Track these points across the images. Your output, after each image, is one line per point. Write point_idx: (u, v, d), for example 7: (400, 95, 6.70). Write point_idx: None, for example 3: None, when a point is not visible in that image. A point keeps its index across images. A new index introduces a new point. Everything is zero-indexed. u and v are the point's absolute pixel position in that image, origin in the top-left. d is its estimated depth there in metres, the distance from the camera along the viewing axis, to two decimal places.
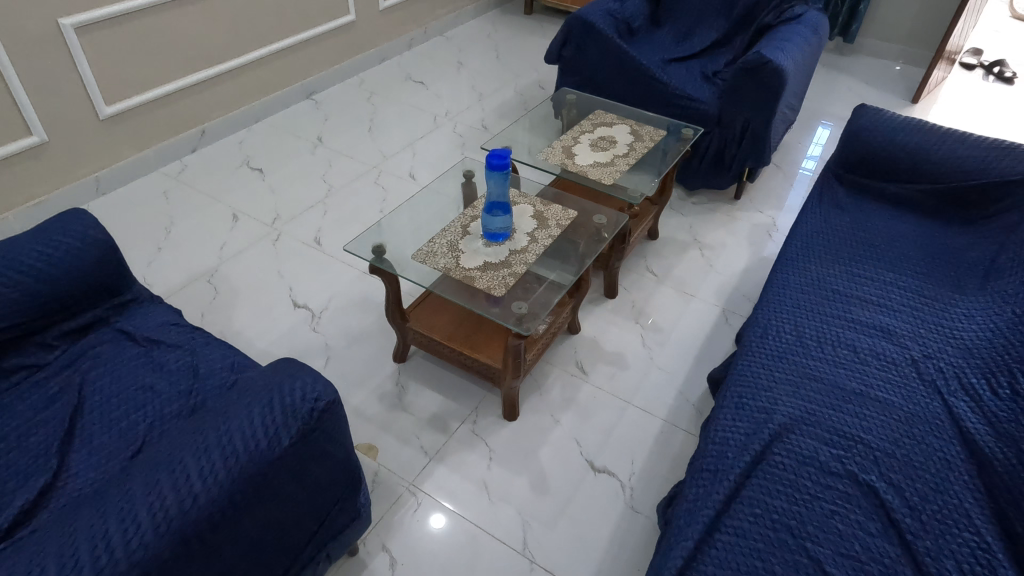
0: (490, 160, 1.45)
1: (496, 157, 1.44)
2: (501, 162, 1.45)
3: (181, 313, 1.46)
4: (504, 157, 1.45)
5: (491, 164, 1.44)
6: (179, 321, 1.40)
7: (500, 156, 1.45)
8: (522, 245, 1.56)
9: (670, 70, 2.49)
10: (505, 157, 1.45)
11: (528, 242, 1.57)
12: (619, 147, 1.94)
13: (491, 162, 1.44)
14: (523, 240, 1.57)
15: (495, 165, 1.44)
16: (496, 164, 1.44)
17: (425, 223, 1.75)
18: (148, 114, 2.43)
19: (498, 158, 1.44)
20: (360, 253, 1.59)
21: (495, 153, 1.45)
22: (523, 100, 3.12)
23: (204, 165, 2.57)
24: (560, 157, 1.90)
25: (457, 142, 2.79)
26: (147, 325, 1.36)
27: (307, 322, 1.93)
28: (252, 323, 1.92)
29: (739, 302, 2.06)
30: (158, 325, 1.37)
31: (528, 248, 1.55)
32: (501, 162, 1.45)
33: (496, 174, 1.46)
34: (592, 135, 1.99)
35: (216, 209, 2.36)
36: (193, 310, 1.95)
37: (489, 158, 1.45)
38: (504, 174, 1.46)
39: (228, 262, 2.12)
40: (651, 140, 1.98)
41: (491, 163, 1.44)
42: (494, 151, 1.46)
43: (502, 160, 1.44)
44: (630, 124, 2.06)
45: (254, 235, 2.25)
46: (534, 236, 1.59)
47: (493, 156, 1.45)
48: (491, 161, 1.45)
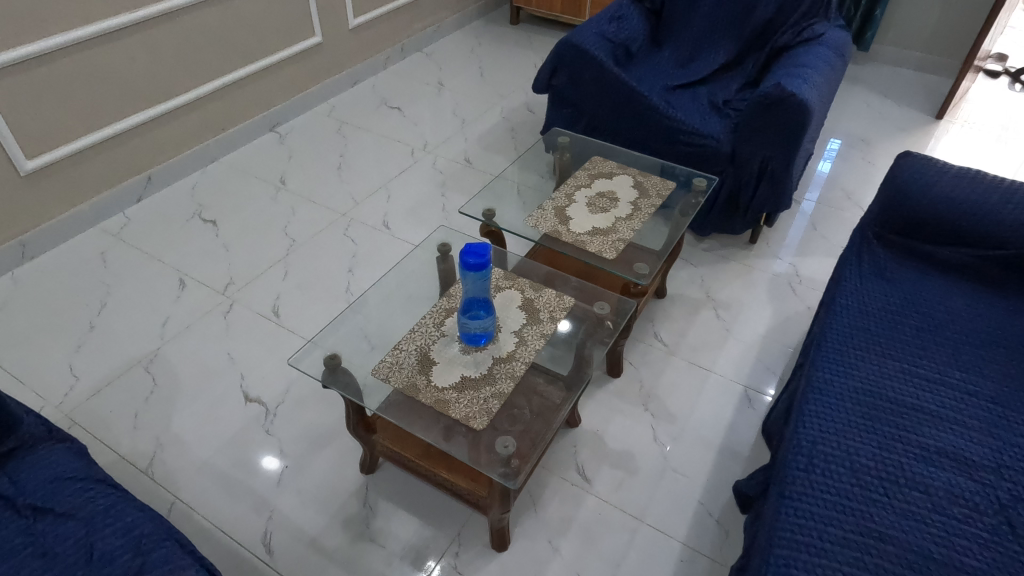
0: (463, 258, 1.16)
1: (471, 255, 1.15)
2: (479, 260, 1.16)
3: (87, 454, 1.18)
4: (481, 253, 1.16)
5: (466, 264, 1.15)
6: (78, 473, 1.11)
7: (476, 253, 1.15)
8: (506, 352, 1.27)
9: (675, 100, 2.19)
10: (484, 252, 1.16)
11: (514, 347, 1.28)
12: (621, 207, 1.65)
13: (466, 262, 1.15)
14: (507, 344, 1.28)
15: (473, 265, 1.15)
16: (473, 263, 1.15)
17: (392, 313, 1.47)
18: (80, 165, 2.13)
19: (474, 255, 1.15)
20: (310, 368, 1.29)
21: (469, 250, 1.16)
22: (510, 127, 2.82)
23: (150, 217, 2.27)
24: (552, 222, 1.60)
25: (436, 180, 2.50)
26: (34, 484, 1.07)
27: (260, 421, 1.64)
28: (195, 425, 1.63)
29: (763, 378, 1.78)
30: (49, 484, 1.08)
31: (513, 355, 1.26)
32: (479, 260, 1.16)
33: (474, 275, 1.17)
34: (589, 190, 1.70)
35: (161, 273, 2.06)
36: (126, 409, 1.66)
37: (462, 257, 1.16)
38: (484, 272, 1.17)
39: (171, 343, 1.83)
40: (658, 196, 1.70)
41: (466, 262, 1.15)
42: (468, 246, 1.16)
43: (481, 258, 1.15)
44: (632, 174, 1.77)
45: (202, 306, 1.95)
46: (520, 338, 1.30)
47: (468, 254, 1.15)
48: (465, 259, 1.15)
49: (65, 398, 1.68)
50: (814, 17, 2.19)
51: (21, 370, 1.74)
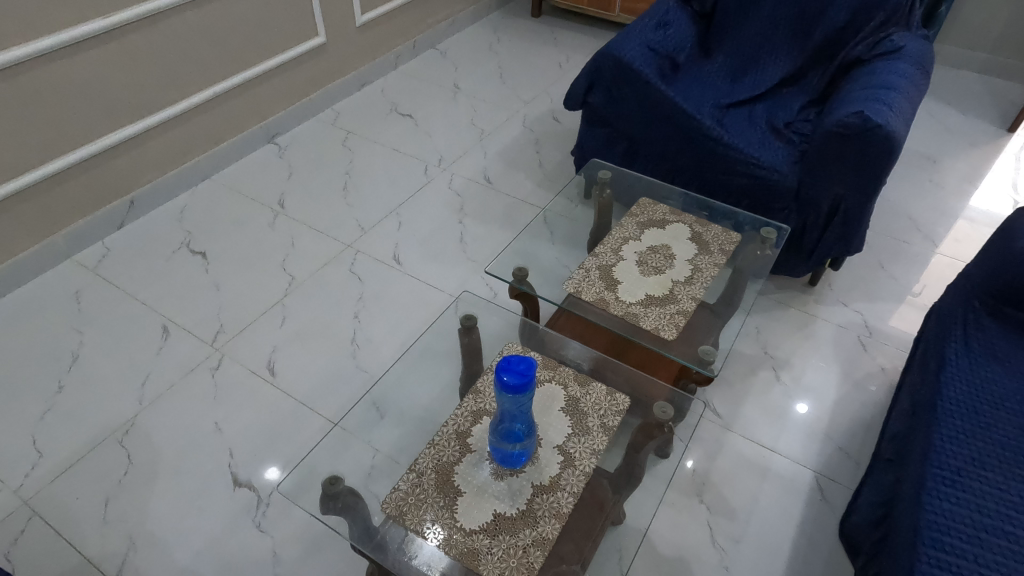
0: (498, 372, 0.89)
1: (510, 372, 0.89)
2: (518, 381, 0.88)
3: None
4: (523, 371, 0.88)
5: (500, 382, 0.89)
6: None
7: (516, 371, 0.88)
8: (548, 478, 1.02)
9: (729, 121, 1.90)
10: (526, 372, 0.88)
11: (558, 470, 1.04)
12: (677, 267, 1.38)
13: (500, 379, 0.89)
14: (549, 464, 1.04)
15: (508, 386, 0.88)
16: (508, 384, 0.88)
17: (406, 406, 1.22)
18: (50, 191, 1.87)
19: (512, 372, 0.88)
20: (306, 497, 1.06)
21: (509, 364, 0.89)
22: (533, 139, 2.54)
23: (131, 248, 2.02)
24: (597, 288, 1.33)
25: (453, 204, 2.23)
26: None
27: (250, 512, 1.41)
28: (175, 519, 1.39)
29: (836, 461, 1.53)
30: None
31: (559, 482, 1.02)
32: (519, 381, 0.88)
33: (509, 397, 0.90)
34: (639, 244, 1.43)
35: (142, 317, 1.82)
36: (95, 496, 1.42)
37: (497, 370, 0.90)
38: (523, 395, 0.90)
39: (150, 409, 1.59)
40: (722, 253, 1.43)
41: (500, 380, 0.89)
42: (508, 358, 0.90)
43: (520, 379, 0.88)
44: (689, 222, 1.50)
45: (187, 360, 1.71)
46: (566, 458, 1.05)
47: (505, 369, 0.89)
48: (500, 375, 0.89)
49: (25, 480, 1.45)
50: (892, 24, 1.89)
51: None
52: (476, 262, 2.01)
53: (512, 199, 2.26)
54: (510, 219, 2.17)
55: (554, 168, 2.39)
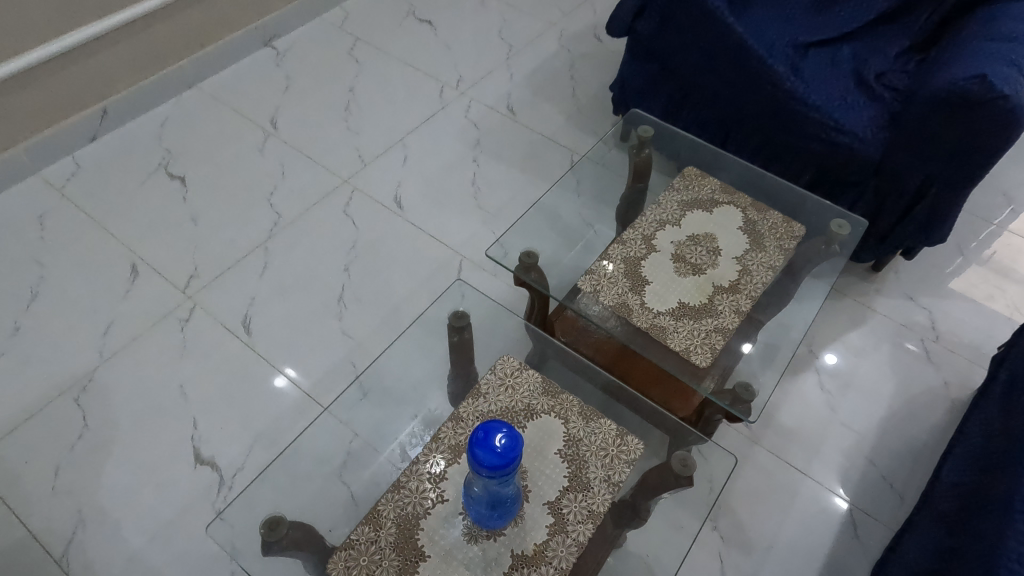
0: (473, 443, 0.71)
1: (485, 447, 0.70)
2: (494, 460, 0.69)
3: None
4: (502, 450, 0.69)
5: (472, 457, 0.70)
6: None
7: (494, 448, 0.69)
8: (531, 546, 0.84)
9: (807, 67, 1.54)
10: (506, 451, 0.69)
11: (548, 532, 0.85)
12: (721, 267, 1.12)
13: (473, 453, 0.70)
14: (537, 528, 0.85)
15: (481, 464, 0.70)
16: (481, 463, 0.69)
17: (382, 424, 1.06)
18: (7, 98, 1.62)
19: (489, 448, 0.70)
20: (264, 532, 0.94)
21: (487, 436, 0.70)
22: (569, 61, 2.18)
23: (104, 167, 1.79)
24: (620, 289, 1.09)
25: (468, 137, 1.94)
26: None
27: (210, 496, 1.27)
28: (129, 496, 1.27)
29: (877, 494, 1.33)
30: None
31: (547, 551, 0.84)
32: (496, 461, 0.69)
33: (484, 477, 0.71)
34: (677, 232, 1.16)
35: (109, 252, 1.63)
36: (46, 461, 1.30)
37: (472, 441, 0.71)
38: (501, 477, 0.71)
39: (111, 364, 1.44)
40: (779, 250, 1.15)
41: (473, 455, 0.70)
42: (488, 427, 0.71)
43: (497, 460, 0.69)
44: (742, 205, 1.22)
45: (155, 308, 1.53)
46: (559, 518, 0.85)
47: (481, 444, 0.70)
48: (475, 448, 0.70)
49: None
50: None
51: None
52: (487, 212, 1.76)
53: (537, 136, 1.95)
54: (531, 162, 1.88)
55: (589, 100, 2.05)
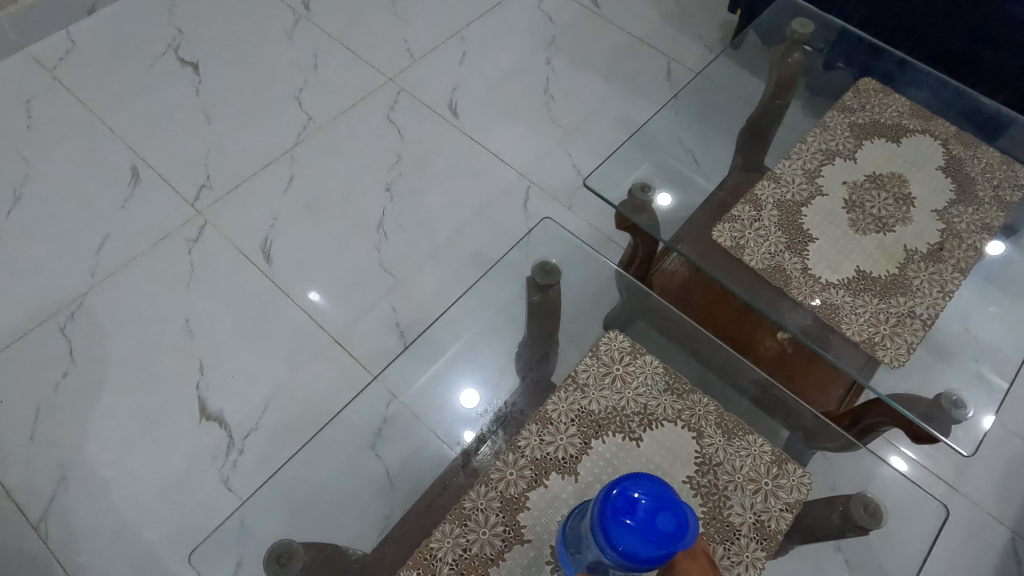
0: (600, 511, 0.45)
1: (626, 522, 0.44)
2: (642, 546, 0.43)
3: None
4: (657, 534, 0.43)
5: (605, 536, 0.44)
6: None
7: (641, 528, 0.43)
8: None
9: None
10: (664, 538, 0.43)
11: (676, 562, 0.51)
12: (917, 223, 0.80)
13: (605, 531, 0.44)
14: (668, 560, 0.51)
15: (618, 549, 0.44)
16: (620, 547, 0.44)
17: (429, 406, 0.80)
18: None
19: (633, 525, 0.44)
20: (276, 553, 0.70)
21: (628, 503, 0.45)
22: None
23: (103, 46, 1.49)
24: (772, 245, 0.78)
25: (541, 33, 1.58)
26: None
27: (216, 457, 1.05)
28: (121, 451, 1.05)
29: None
30: None
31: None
32: (645, 547, 0.43)
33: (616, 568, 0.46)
34: (853, 170, 0.83)
35: (107, 150, 1.35)
36: (24, 402, 1.08)
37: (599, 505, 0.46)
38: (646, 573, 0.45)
39: (106, 287, 1.19)
40: (998, 204, 0.82)
41: (605, 532, 0.44)
42: (627, 488, 0.45)
43: (646, 548, 0.43)
44: (942, 136, 0.87)
45: (159, 222, 1.27)
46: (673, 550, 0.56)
47: (619, 515, 0.44)
48: (608, 521, 0.45)
49: None
50: None
51: None
52: (561, 128, 1.43)
53: (625, 36, 1.57)
54: (618, 68, 1.52)
55: None
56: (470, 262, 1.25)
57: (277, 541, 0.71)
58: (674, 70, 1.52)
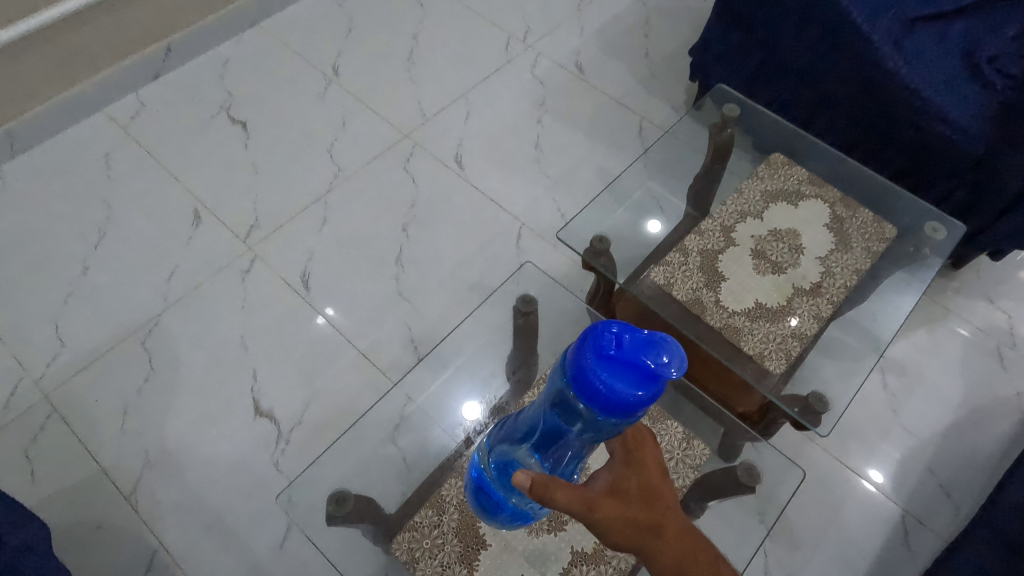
0: (585, 355, 0.56)
1: (614, 357, 0.55)
2: (626, 376, 0.54)
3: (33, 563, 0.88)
4: (644, 363, 0.54)
5: (591, 373, 0.54)
6: None
7: (630, 360, 0.54)
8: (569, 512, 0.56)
9: (911, 45, 1.34)
10: (645, 367, 0.53)
11: (609, 483, 0.60)
12: (803, 267, 1.07)
13: (594, 363, 0.55)
14: (602, 486, 0.59)
15: (604, 378, 0.54)
16: (608, 377, 0.54)
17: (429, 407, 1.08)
18: (76, 33, 1.60)
19: (619, 360, 0.54)
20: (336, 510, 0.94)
21: (619, 344, 0.55)
22: (644, 16, 2.05)
23: (167, 106, 1.79)
24: (694, 283, 1.05)
25: (533, 95, 1.87)
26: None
27: (269, 446, 1.32)
28: (192, 440, 1.32)
29: (932, 503, 1.30)
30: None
31: (615, 530, 0.58)
32: (630, 377, 0.54)
33: (602, 405, 0.55)
34: (760, 225, 1.11)
35: (172, 195, 1.64)
36: (114, 401, 1.35)
37: (583, 350, 0.56)
38: (629, 411, 0.55)
39: (177, 309, 1.47)
40: (866, 253, 1.09)
41: (592, 370, 0.55)
42: (620, 333, 0.56)
43: (629, 375, 0.54)
44: (831, 200, 1.15)
45: (218, 256, 1.55)
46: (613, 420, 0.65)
47: (608, 351, 0.55)
48: (599, 356, 0.55)
49: (46, 371, 1.38)
50: None
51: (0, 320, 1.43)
52: (549, 178, 1.71)
53: (604, 98, 1.86)
54: (598, 126, 1.81)
55: (662, 61, 1.94)
56: (472, 290, 1.53)
57: (333, 491, 0.97)
58: (645, 127, 1.81)
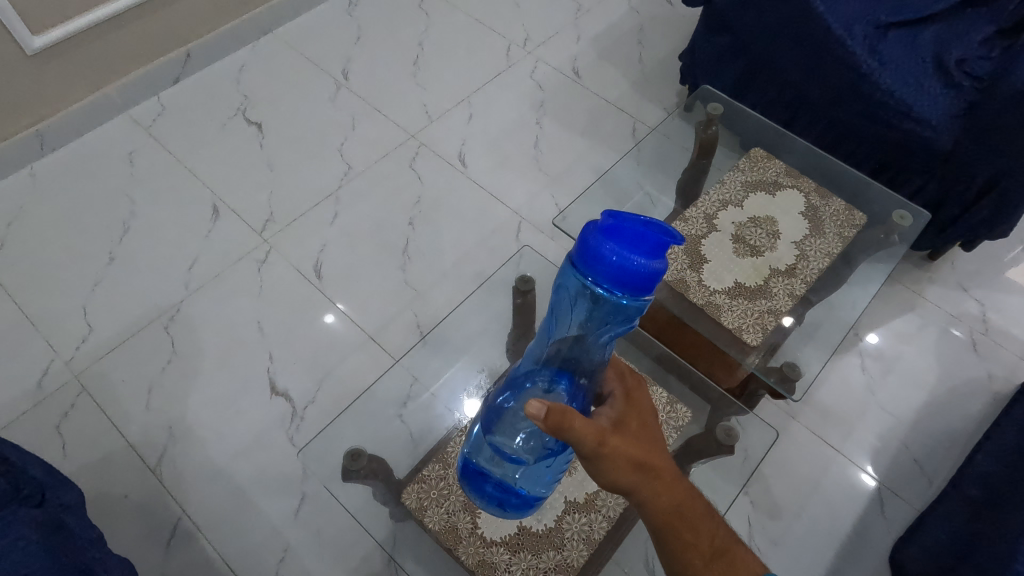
0: (589, 237, 0.60)
1: (617, 233, 0.58)
2: (629, 248, 0.57)
3: (78, 517, 0.97)
4: (645, 236, 0.57)
5: (600, 247, 0.58)
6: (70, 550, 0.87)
7: (634, 233, 0.57)
8: (580, 442, 0.61)
9: (886, 50, 1.44)
10: (649, 239, 0.57)
11: (613, 419, 0.67)
12: (779, 250, 1.16)
13: (597, 241, 0.58)
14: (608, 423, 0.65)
15: (608, 252, 0.58)
16: (617, 247, 0.57)
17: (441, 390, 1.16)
18: (102, 40, 1.70)
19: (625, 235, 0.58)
20: (350, 464, 1.02)
21: (619, 223, 0.59)
22: (637, 24, 2.15)
23: (187, 109, 1.89)
24: (678, 265, 1.15)
25: (532, 98, 1.97)
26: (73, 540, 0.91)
27: (284, 423, 1.41)
28: (213, 417, 1.41)
29: (906, 475, 1.39)
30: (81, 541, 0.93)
31: (619, 466, 0.63)
32: (634, 249, 0.57)
33: (614, 277, 0.58)
34: (739, 212, 1.20)
35: (192, 191, 1.74)
36: (140, 381, 1.45)
37: (588, 231, 0.60)
38: (636, 286, 0.58)
39: (197, 297, 1.57)
40: (838, 238, 1.18)
41: (599, 244, 0.58)
42: (619, 215, 0.60)
43: (632, 247, 0.57)
44: (806, 190, 1.24)
45: (236, 248, 1.65)
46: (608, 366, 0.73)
47: (610, 230, 0.59)
48: (602, 235, 0.59)
49: (75, 353, 1.47)
50: None
51: (32, 306, 1.53)
52: (548, 176, 1.81)
53: (600, 101, 1.96)
54: (593, 127, 1.91)
55: (655, 67, 2.04)
56: (475, 279, 1.62)
57: (349, 448, 1.07)
58: (638, 128, 1.91)
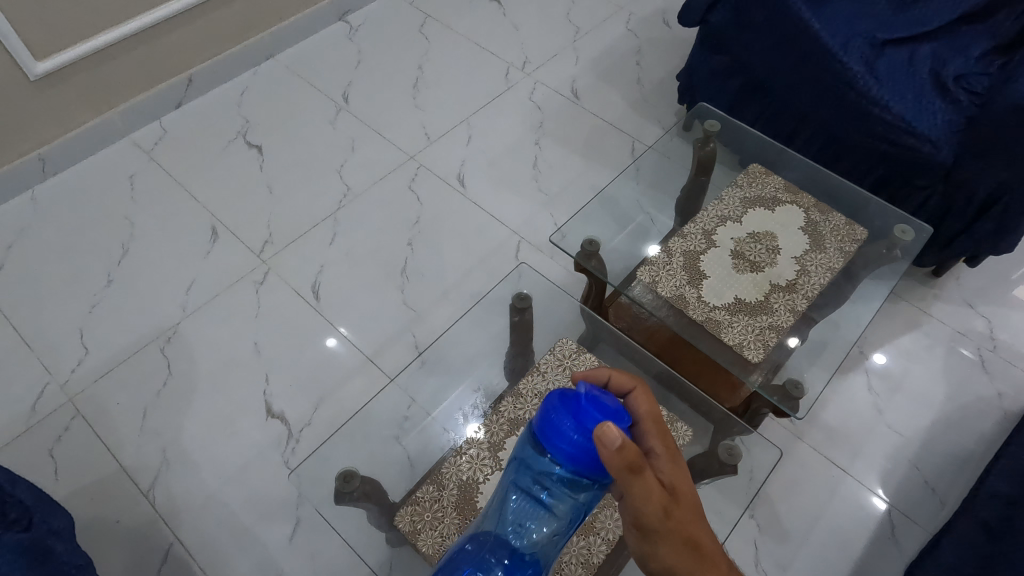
0: (549, 420, 0.70)
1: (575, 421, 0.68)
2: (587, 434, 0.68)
3: (66, 543, 0.95)
4: (593, 419, 0.68)
5: (560, 425, 0.68)
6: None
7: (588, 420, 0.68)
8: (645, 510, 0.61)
9: (882, 67, 1.45)
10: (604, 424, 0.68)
11: (671, 483, 0.64)
12: (780, 267, 1.14)
13: (559, 429, 0.68)
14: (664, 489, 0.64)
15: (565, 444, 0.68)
16: (572, 431, 0.68)
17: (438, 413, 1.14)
18: (103, 66, 1.72)
19: (577, 409, 0.69)
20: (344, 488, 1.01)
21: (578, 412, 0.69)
22: (636, 46, 2.17)
23: (188, 133, 1.90)
24: (677, 281, 1.13)
25: (531, 120, 1.98)
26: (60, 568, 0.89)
27: (280, 446, 1.39)
28: (208, 441, 1.39)
29: (917, 497, 1.35)
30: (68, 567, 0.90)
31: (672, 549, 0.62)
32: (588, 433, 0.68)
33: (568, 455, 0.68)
34: (739, 230, 1.19)
35: (191, 214, 1.74)
36: (134, 404, 1.43)
37: (552, 408, 0.70)
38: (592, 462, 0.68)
39: (194, 318, 1.56)
40: (840, 253, 1.17)
41: (559, 425, 0.68)
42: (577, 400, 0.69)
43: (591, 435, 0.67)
44: (805, 205, 1.23)
45: (234, 270, 1.64)
46: (647, 423, 0.70)
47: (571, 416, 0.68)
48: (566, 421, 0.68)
49: (71, 376, 1.46)
50: None
51: (29, 329, 1.52)
52: (547, 196, 1.80)
53: (598, 122, 1.97)
54: (592, 147, 1.91)
55: (653, 87, 2.05)
56: (473, 299, 1.61)
57: (342, 470, 1.04)
58: (637, 147, 1.91)
